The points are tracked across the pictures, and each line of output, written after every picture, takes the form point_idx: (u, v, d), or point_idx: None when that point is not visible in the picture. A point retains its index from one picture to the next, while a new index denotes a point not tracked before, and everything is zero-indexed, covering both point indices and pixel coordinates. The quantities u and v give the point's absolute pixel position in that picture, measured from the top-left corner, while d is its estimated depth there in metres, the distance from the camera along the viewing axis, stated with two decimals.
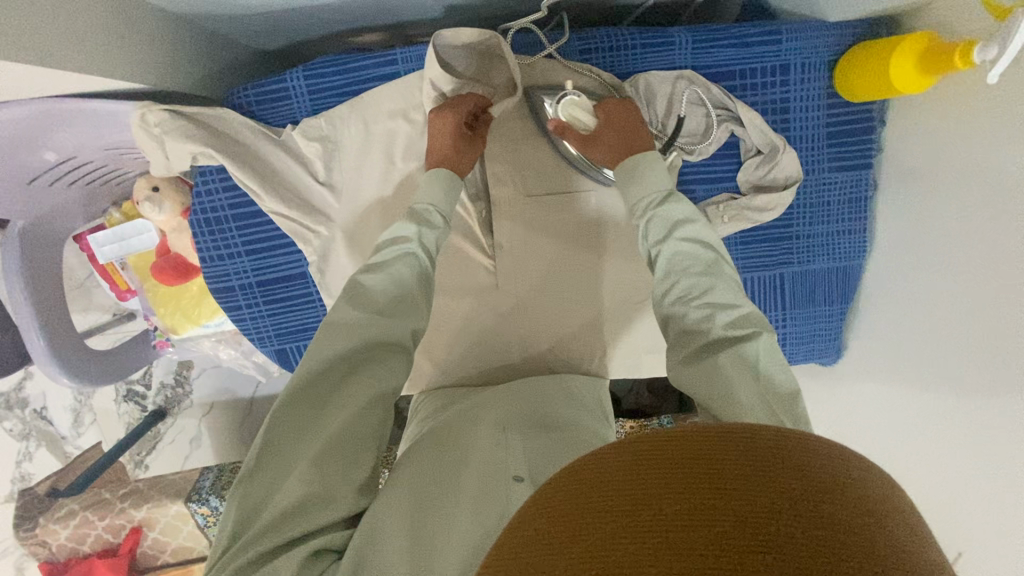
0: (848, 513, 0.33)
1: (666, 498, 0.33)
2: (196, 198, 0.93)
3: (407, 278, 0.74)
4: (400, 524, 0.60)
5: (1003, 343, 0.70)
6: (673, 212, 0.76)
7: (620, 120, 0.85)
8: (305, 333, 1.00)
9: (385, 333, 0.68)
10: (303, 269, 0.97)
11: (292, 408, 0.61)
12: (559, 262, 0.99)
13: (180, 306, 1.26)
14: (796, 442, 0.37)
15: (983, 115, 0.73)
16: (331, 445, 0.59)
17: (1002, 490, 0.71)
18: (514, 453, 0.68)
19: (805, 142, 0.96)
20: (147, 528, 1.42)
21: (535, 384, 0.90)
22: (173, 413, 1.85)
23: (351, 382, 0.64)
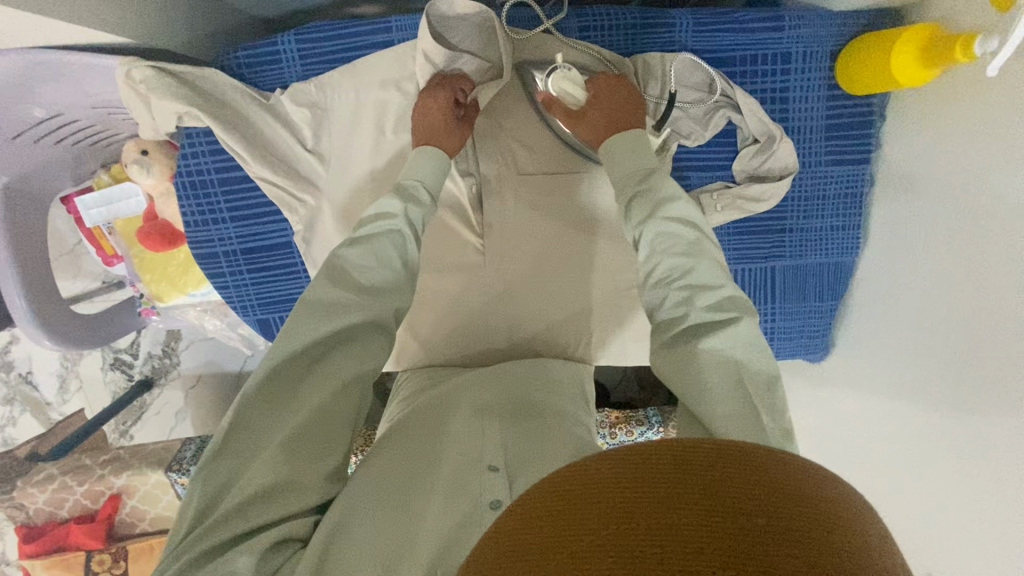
0: (812, 531, 0.33)
1: (644, 512, 0.33)
2: (181, 161, 0.91)
3: (390, 256, 0.70)
4: (374, 511, 0.59)
5: (991, 343, 0.69)
6: (657, 192, 0.73)
7: (605, 96, 0.83)
8: (289, 303, 0.99)
9: (367, 306, 0.65)
10: (288, 239, 0.96)
11: (265, 390, 0.57)
12: (549, 244, 0.98)
13: (166, 274, 1.24)
14: (775, 462, 0.36)
15: (982, 112, 0.71)
16: (308, 428, 0.57)
17: (979, 493, 0.70)
18: (491, 440, 0.67)
19: (803, 134, 0.95)
20: (126, 496, 1.42)
21: (516, 366, 0.89)
22: (159, 384, 1.85)
23: (327, 364, 0.60)
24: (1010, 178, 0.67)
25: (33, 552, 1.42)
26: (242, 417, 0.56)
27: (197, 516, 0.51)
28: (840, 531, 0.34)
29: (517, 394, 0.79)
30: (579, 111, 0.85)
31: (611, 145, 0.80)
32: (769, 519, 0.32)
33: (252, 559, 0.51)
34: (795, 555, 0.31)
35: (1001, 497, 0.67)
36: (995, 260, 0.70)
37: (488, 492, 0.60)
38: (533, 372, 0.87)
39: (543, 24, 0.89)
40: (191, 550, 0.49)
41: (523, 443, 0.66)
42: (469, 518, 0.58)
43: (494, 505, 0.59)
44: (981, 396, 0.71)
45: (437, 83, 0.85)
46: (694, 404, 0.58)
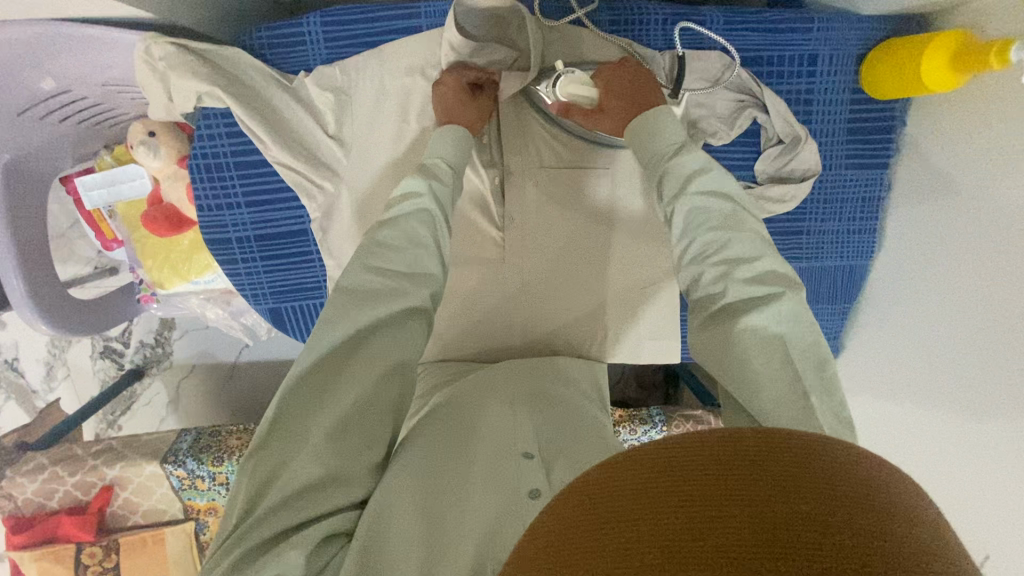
0: (889, 512, 0.32)
1: (728, 501, 0.30)
2: (197, 142, 0.88)
3: (426, 239, 0.70)
4: (411, 499, 0.59)
5: (1019, 346, 0.70)
6: (685, 166, 0.72)
7: (620, 86, 0.81)
8: (303, 293, 0.97)
9: (400, 295, 0.64)
10: (304, 226, 0.93)
11: (306, 381, 0.57)
12: (569, 240, 0.97)
13: (168, 260, 1.21)
14: (852, 459, 0.34)
15: (1015, 119, 0.72)
16: (349, 419, 0.57)
17: (1007, 493, 0.72)
18: (522, 431, 0.67)
19: (825, 137, 0.95)
20: (119, 487, 1.38)
21: (536, 363, 0.89)
22: (151, 373, 1.81)
23: (366, 351, 0.60)
24: None
25: (21, 543, 1.37)
26: (285, 408, 0.56)
27: (245, 510, 0.52)
28: (914, 516, 0.32)
29: (542, 387, 0.79)
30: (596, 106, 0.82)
31: (638, 128, 0.78)
32: (852, 499, 0.31)
33: (302, 553, 0.51)
34: (884, 545, 0.29)
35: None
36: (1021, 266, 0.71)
37: (526, 481, 0.60)
38: (554, 369, 0.87)
39: (574, 14, 0.88)
40: (243, 543, 0.50)
41: (556, 436, 0.67)
42: (512, 507, 0.58)
43: (534, 495, 0.59)
44: (1007, 401, 0.72)
45: (453, 71, 0.84)
46: (745, 384, 0.60)
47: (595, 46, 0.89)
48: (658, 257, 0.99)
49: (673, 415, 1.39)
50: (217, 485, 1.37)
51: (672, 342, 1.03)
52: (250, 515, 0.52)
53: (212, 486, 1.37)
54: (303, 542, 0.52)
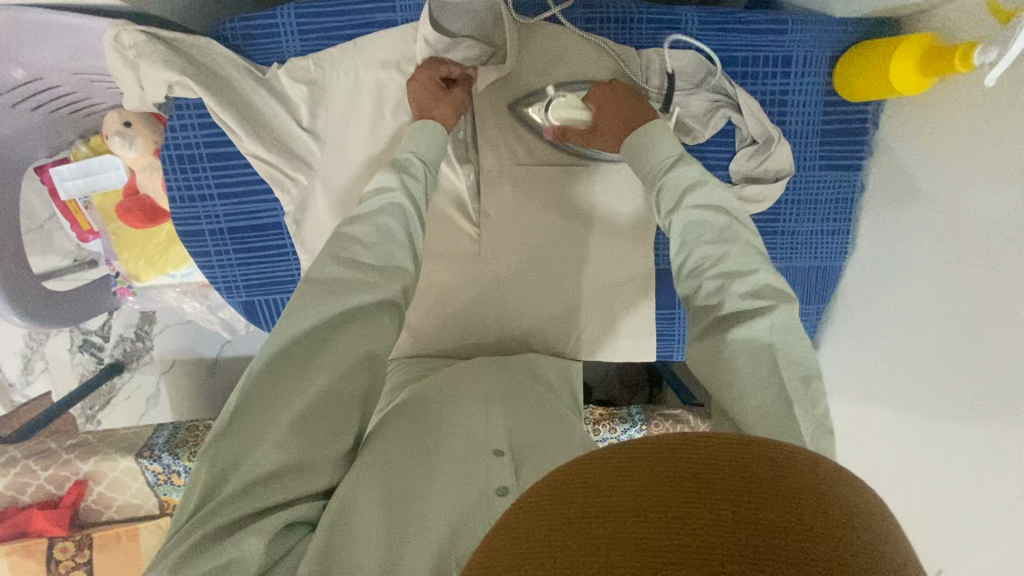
0: (833, 505, 0.32)
1: (677, 500, 0.30)
2: (169, 132, 0.87)
3: (396, 233, 0.70)
4: (375, 496, 0.58)
5: (982, 346, 0.72)
6: (683, 178, 0.74)
7: (614, 102, 0.83)
8: (276, 286, 0.97)
9: (370, 290, 0.64)
10: (278, 219, 0.93)
11: (273, 371, 0.57)
12: (546, 237, 0.97)
13: (145, 252, 1.20)
14: (808, 462, 0.34)
15: (977, 124, 0.74)
16: (313, 411, 0.56)
17: (967, 491, 0.73)
18: (492, 427, 0.68)
19: (799, 137, 0.95)
20: (93, 482, 1.37)
21: (510, 361, 0.89)
22: (131, 368, 1.80)
23: (333, 345, 0.60)
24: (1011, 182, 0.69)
25: None
26: (248, 397, 0.55)
27: (200, 500, 0.51)
28: (859, 511, 0.33)
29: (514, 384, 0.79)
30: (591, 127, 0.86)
31: (632, 144, 0.80)
32: (798, 494, 0.31)
33: (261, 541, 0.50)
34: (832, 551, 0.29)
35: (992, 495, 0.70)
36: (987, 267, 0.72)
37: (494, 479, 0.61)
38: (529, 370, 0.87)
39: (550, 11, 0.88)
40: (199, 531, 0.49)
41: (527, 434, 0.67)
42: (478, 505, 0.58)
43: (501, 494, 0.59)
44: (972, 399, 0.73)
45: (427, 67, 0.84)
46: (732, 390, 0.59)
47: (571, 43, 0.89)
48: (634, 255, 0.99)
49: (652, 414, 1.40)
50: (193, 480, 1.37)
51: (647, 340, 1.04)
52: (207, 503, 0.51)
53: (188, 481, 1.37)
54: (263, 529, 0.51)
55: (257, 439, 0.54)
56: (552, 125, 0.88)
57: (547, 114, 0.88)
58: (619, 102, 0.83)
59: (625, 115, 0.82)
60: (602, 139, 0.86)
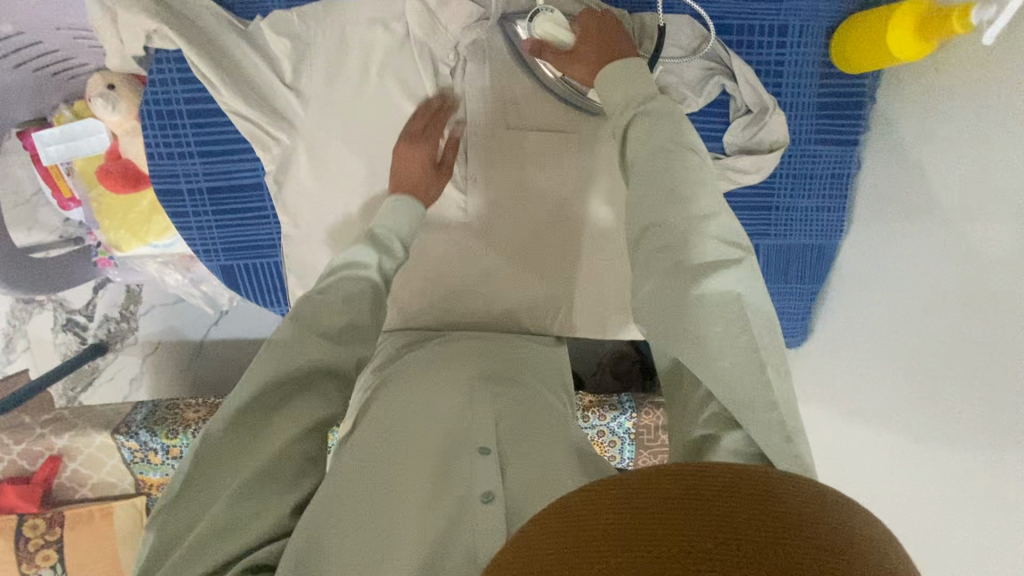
0: (820, 533, 0.33)
1: (663, 551, 0.31)
2: (148, 87, 0.85)
3: (360, 310, 0.67)
4: (349, 515, 0.56)
5: (969, 312, 0.69)
6: (658, 115, 0.69)
7: (598, 29, 0.79)
8: (256, 250, 0.94)
9: (332, 358, 0.62)
10: (259, 179, 0.91)
11: (231, 427, 0.56)
12: (534, 205, 0.95)
13: (126, 221, 1.17)
14: (792, 489, 0.35)
15: (974, 88, 0.72)
16: (271, 468, 0.55)
17: (953, 463, 0.70)
18: (478, 423, 0.64)
19: (794, 110, 0.93)
20: (68, 458, 1.34)
21: (503, 345, 0.85)
22: (114, 349, 1.78)
23: (292, 406, 0.59)
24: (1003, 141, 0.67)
25: None
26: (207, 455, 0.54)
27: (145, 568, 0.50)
28: (827, 524, 0.34)
29: (503, 371, 0.75)
30: (570, 51, 0.80)
31: (607, 75, 0.75)
32: (789, 536, 0.32)
33: None
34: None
35: (975, 462, 0.67)
36: (976, 232, 0.70)
37: (477, 484, 0.57)
38: (522, 354, 0.84)
39: None
40: None
41: (511, 427, 0.64)
42: (460, 515, 0.55)
43: (486, 499, 0.56)
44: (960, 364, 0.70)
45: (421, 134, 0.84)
46: (698, 344, 0.55)
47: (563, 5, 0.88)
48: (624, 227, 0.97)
49: (643, 402, 1.37)
50: (171, 459, 1.35)
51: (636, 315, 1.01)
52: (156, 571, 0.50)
53: (166, 460, 1.35)
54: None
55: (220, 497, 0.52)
56: (533, 38, 0.82)
57: (530, 23, 0.82)
58: (603, 31, 0.79)
59: (606, 41, 0.78)
60: (578, 67, 0.80)
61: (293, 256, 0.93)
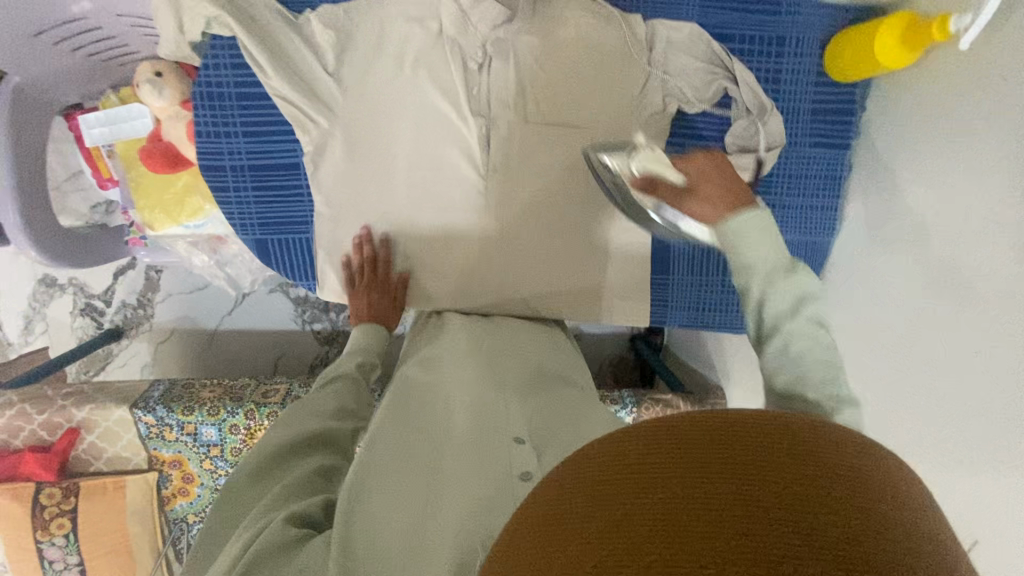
0: (846, 471, 0.34)
1: (687, 482, 0.32)
2: (202, 70, 0.93)
3: (348, 398, 0.83)
4: (401, 494, 0.68)
5: (964, 290, 0.77)
6: (800, 283, 0.63)
7: (716, 172, 0.72)
8: (289, 226, 1.01)
9: (329, 421, 0.77)
10: (297, 159, 0.98)
11: (259, 465, 0.70)
12: (552, 192, 1.01)
13: (161, 202, 1.24)
14: (816, 432, 0.36)
15: (958, 93, 0.81)
16: (296, 484, 0.68)
17: (953, 429, 0.77)
18: (513, 423, 0.78)
19: (790, 115, 1.02)
20: (86, 431, 1.38)
21: (523, 348, 0.97)
22: (129, 335, 1.83)
23: (308, 444, 0.74)
24: (992, 137, 0.75)
25: None
26: (247, 476, 0.70)
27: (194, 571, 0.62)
28: (840, 450, 0.35)
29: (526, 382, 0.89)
30: (687, 188, 0.74)
31: (736, 226, 0.65)
32: (815, 473, 0.33)
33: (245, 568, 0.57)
34: (848, 522, 0.31)
35: (973, 430, 0.74)
36: (966, 222, 0.77)
37: (517, 464, 0.70)
38: (539, 359, 0.96)
39: None
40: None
41: (540, 424, 0.78)
42: (504, 485, 0.67)
43: (525, 477, 0.68)
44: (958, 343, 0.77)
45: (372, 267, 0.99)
46: None
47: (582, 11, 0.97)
48: (632, 218, 1.05)
49: (642, 397, 1.42)
50: (185, 436, 1.40)
51: (641, 302, 1.08)
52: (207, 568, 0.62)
53: (180, 436, 1.40)
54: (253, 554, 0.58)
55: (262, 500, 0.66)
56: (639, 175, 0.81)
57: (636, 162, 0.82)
58: (718, 176, 0.72)
59: (724, 185, 0.71)
60: (694, 203, 0.73)
61: (324, 233, 1.00)
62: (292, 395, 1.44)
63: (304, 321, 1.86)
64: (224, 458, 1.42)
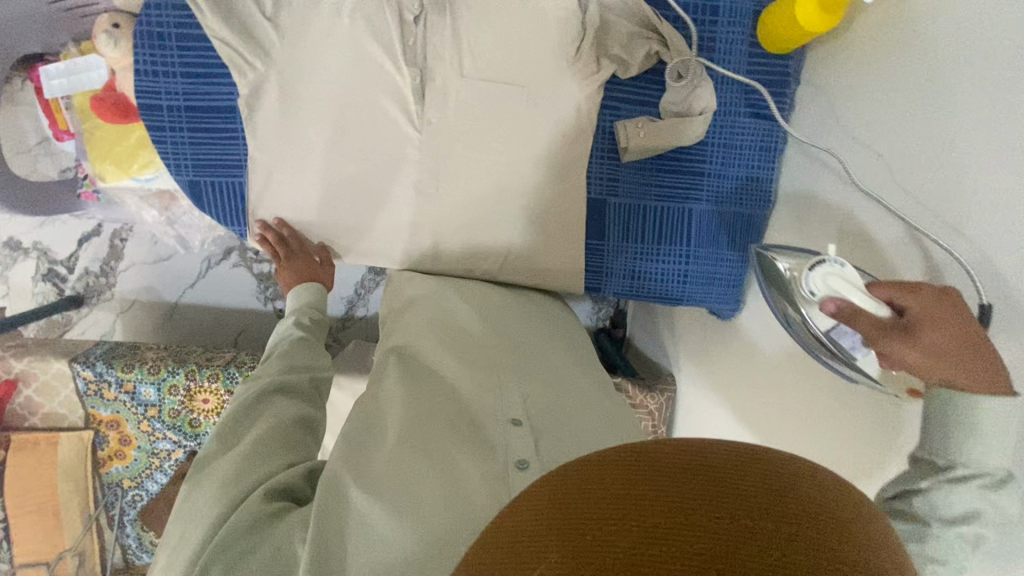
0: (812, 501, 0.37)
1: (664, 511, 0.35)
2: (144, 9, 0.96)
3: (300, 351, 0.89)
4: (392, 486, 0.69)
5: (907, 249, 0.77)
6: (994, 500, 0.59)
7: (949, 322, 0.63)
8: (224, 169, 1.03)
9: (286, 376, 0.83)
10: (233, 102, 1.00)
11: (235, 423, 0.77)
12: (488, 152, 1.02)
13: (113, 153, 1.25)
14: (787, 463, 0.39)
15: (896, 52, 0.81)
16: (265, 439, 0.74)
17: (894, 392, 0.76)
18: (509, 403, 0.80)
19: (726, 83, 1.03)
20: (23, 384, 1.37)
21: (519, 325, 1.00)
22: (89, 304, 1.71)
23: (271, 404, 0.80)
24: (930, 91, 0.76)
25: None
26: (214, 443, 0.76)
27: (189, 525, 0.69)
28: (809, 484, 0.38)
29: (521, 358, 0.91)
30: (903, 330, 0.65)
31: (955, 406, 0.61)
32: (786, 509, 0.36)
33: (238, 529, 0.65)
34: (811, 549, 0.34)
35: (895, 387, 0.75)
36: (909, 179, 0.78)
37: (515, 452, 0.73)
38: (535, 337, 0.98)
39: None
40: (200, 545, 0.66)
41: (537, 410, 0.81)
42: (502, 477, 0.69)
43: (522, 466, 0.71)
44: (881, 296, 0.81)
45: (294, 250, 1.03)
46: None
47: None
48: (570, 181, 1.05)
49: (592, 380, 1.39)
50: (123, 394, 1.38)
51: (576, 267, 1.10)
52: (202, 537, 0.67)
53: (118, 395, 1.38)
54: (242, 519, 0.65)
55: (230, 468, 0.71)
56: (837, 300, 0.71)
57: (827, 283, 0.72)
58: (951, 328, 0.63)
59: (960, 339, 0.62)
60: (908, 350, 0.65)
61: (255, 177, 1.03)
62: (236, 359, 1.42)
63: (266, 299, 1.72)
64: (162, 419, 1.40)
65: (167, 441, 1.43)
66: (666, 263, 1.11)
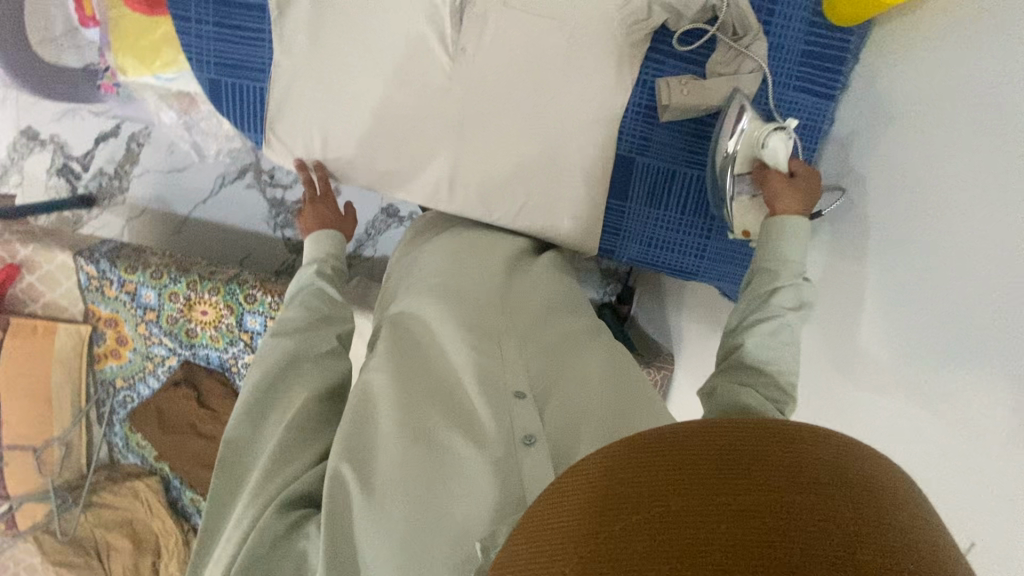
0: (845, 486, 0.34)
1: (700, 528, 0.32)
2: None
3: (317, 311, 0.86)
4: (399, 471, 0.68)
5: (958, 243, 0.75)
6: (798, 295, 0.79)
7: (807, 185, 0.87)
8: (245, 72, 1.00)
9: (302, 345, 0.80)
10: (263, 2, 0.97)
11: (251, 408, 0.75)
12: (521, 90, 0.98)
13: (137, 46, 1.21)
14: (812, 441, 0.36)
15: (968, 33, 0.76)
16: (284, 436, 0.72)
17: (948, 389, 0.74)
18: (511, 370, 0.78)
19: (779, 51, 0.97)
20: (26, 270, 1.37)
21: (525, 282, 0.96)
22: (100, 205, 1.69)
23: (289, 386, 0.78)
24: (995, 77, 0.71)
25: None
26: (240, 429, 0.75)
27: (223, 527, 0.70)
28: (840, 465, 0.35)
29: (525, 317, 0.87)
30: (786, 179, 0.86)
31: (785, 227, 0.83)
32: (821, 502, 0.32)
33: (263, 540, 0.64)
34: (852, 540, 0.31)
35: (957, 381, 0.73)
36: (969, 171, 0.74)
37: (521, 424, 0.72)
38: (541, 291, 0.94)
39: None
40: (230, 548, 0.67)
41: (540, 376, 0.78)
42: (508, 455, 0.69)
43: (528, 441, 0.70)
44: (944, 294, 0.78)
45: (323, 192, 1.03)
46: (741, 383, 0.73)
47: None
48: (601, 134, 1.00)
49: None
50: (124, 294, 1.38)
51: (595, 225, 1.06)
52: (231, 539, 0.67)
53: (119, 294, 1.38)
54: (265, 531, 0.65)
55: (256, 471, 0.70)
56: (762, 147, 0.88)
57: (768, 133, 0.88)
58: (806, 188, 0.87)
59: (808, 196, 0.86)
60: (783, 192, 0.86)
61: (277, 84, 0.99)
62: (239, 275, 1.39)
63: (275, 225, 1.69)
64: (159, 324, 1.41)
65: (162, 346, 1.43)
66: (687, 235, 1.08)
